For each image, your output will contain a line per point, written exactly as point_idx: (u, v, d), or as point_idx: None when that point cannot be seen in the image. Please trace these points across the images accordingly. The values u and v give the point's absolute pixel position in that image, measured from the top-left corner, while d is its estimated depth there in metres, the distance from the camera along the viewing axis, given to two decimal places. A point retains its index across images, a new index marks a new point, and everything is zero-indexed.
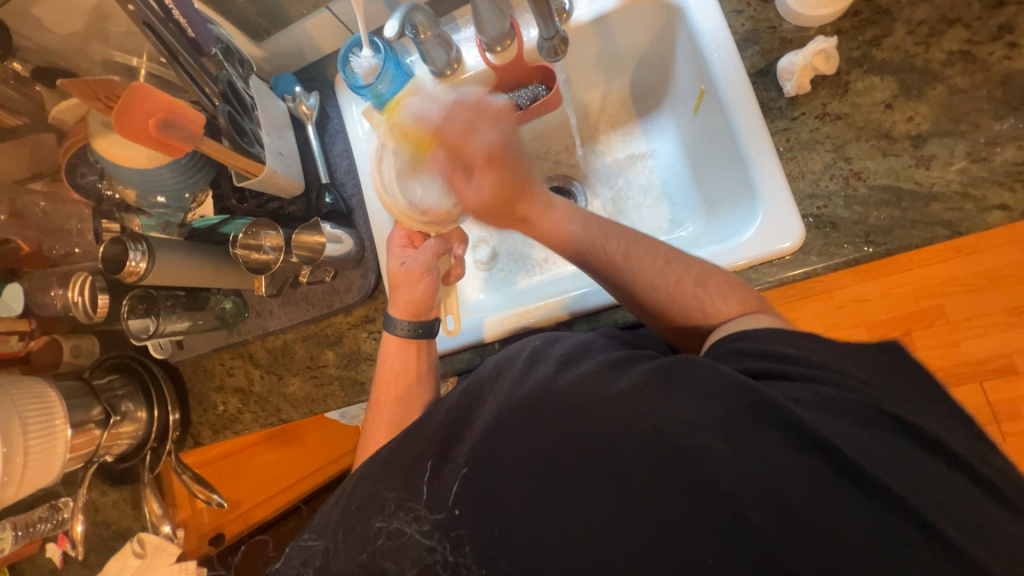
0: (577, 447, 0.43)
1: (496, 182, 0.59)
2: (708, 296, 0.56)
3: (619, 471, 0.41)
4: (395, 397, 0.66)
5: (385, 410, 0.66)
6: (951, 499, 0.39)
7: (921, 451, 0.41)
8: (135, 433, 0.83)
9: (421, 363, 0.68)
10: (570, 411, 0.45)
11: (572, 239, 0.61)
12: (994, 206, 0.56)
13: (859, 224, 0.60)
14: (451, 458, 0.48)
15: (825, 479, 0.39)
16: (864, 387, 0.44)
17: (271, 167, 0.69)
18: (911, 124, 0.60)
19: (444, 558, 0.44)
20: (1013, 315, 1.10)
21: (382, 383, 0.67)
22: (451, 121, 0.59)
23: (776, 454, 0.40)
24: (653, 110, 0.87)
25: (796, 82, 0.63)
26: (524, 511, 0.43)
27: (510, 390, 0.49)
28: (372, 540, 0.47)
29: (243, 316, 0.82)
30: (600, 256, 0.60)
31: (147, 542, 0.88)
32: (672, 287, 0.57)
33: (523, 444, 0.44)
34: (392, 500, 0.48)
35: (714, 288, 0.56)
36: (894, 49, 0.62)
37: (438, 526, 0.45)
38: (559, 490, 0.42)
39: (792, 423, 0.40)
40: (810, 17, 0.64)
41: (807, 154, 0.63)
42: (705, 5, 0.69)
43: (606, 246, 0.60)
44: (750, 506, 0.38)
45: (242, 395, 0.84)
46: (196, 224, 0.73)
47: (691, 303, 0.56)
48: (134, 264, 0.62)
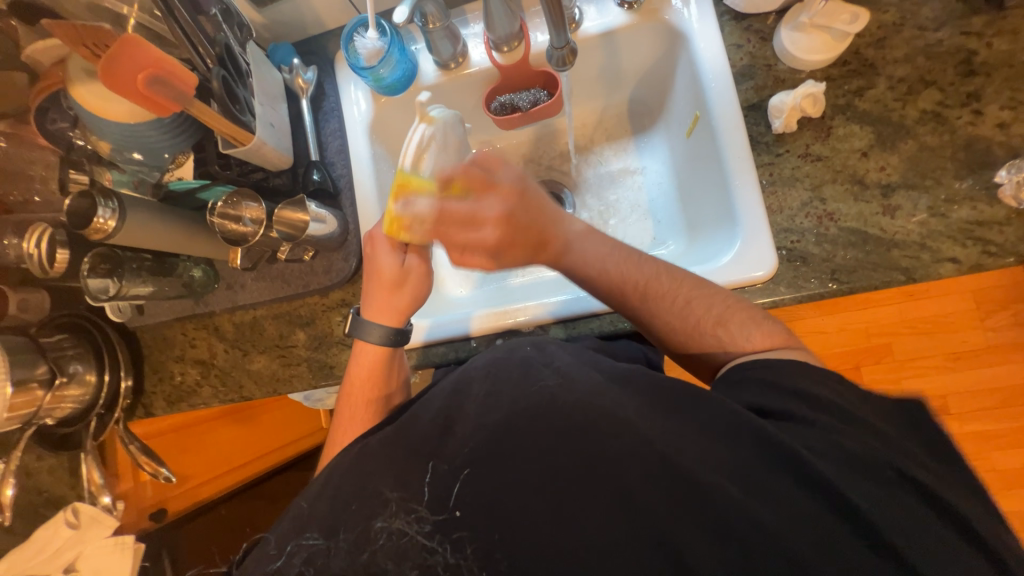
0: (583, 461, 0.43)
1: (511, 252, 0.62)
2: (728, 334, 0.57)
3: (618, 488, 0.42)
4: (365, 397, 0.65)
5: (351, 412, 0.65)
6: (926, 537, 0.40)
7: (895, 489, 0.42)
8: (82, 397, 0.78)
9: (395, 365, 0.67)
10: (579, 428, 0.44)
11: (591, 282, 0.62)
12: (947, 259, 0.61)
13: (827, 262, 0.64)
14: (445, 457, 0.46)
15: (815, 506, 0.41)
16: (836, 417, 0.47)
17: (261, 138, 0.67)
18: (882, 173, 0.65)
19: (444, 560, 0.43)
20: (953, 358, 1.20)
21: (350, 381, 0.67)
22: (445, 226, 0.62)
23: (771, 476, 0.42)
24: (647, 128, 0.89)
25: (785, 120, 0.66)
26: (525, 513, 0.43)
27: (511, 396, 0.47)
28: (372, 539, 0.45)
29: (212, 287, 0.80)
30: (615, 296, 0.61)
31: (82, 513, 0.82)
32: (691, 325, 0.58)
33: (522, 451, 0.44)
34: (392, 499, 0.46)
35: (735, 326, 0.57)
36: (874, 101, 0.66)
37: (438, 528, 0.44)
38: (558, 498, 0.42)
39: (782, 454, 0.42)
40: (803, 61, 0.67)
41: (787, 190, 0.67)
42: (707, 34, 0.71)
43: (626, 283, 0.60)
44: (768, 535, 0.39)
45: (203, 367, 0.81)
46: (173, 186, 0.71)
47: (708, 342, 0.57)
48: (101, 221, 0.59)
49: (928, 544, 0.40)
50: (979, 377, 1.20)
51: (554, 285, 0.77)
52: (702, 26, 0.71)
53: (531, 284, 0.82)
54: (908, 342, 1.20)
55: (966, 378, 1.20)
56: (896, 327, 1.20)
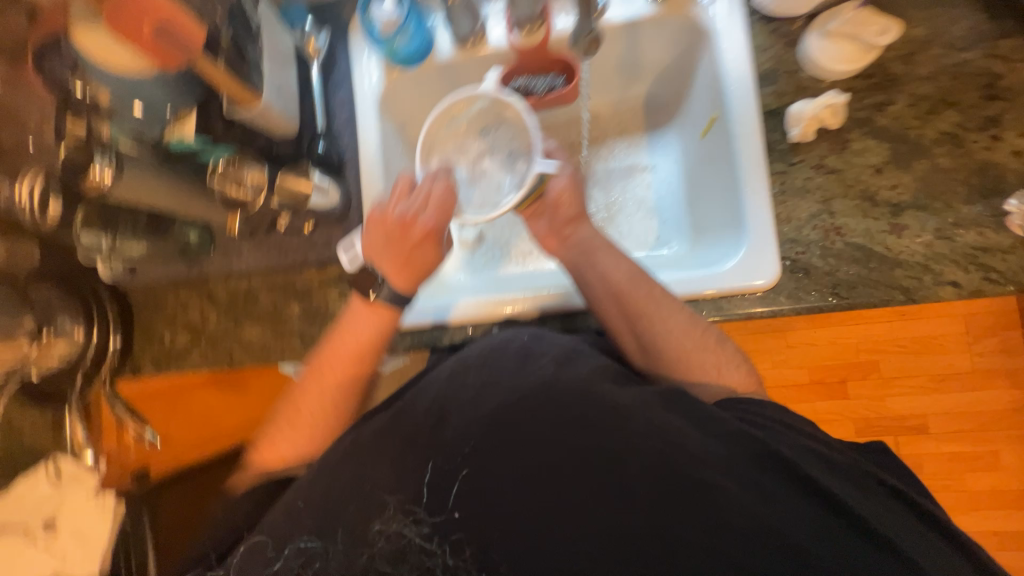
0: (577, 463, 0.43)
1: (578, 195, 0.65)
2: (724, 362, 0.58)
3: (613, 485, 0.42)
4: (352, 352, 0.64)
5: (336, 359, 0.64)
6: (920, 547, 0.41)
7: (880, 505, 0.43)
8: (67, 354, 0.79)
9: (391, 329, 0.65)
10: (580, 423, 0.44)
11: (614, 268, 0.62)
12: (948, 282, 0.61)
13: (830, 275, 0.64)
14: (442, 450, 0.45)
15: (816, 519, 0.40)
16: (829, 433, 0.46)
17: (267, 102, 0.67)
18: (894, 192, 0.64)
19: (443, 562, 0.43)
20: (937, 381, 1.23)
21: (343, 330, 0.66)
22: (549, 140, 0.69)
23: (768, 479, 0.41)
24: (661, 126, 0.88)
25: (802, 129, 0.66)
26: (518, 507, 0.42)
27: (509, 387, 0.46)
28: (371, 542, 0.44)
29: (208, 250, 0.79)
30: (629, 294, 0.60)
31: (64, 468, 0.85)
32: (691, 344, 0.58)
33: (517, 445, 0.44)
34: (390, 502, 0.45)
35: (726, 355, 0.58)
36: (894, 118, 0.66)
37: (437, 529, 0.44)
38: (557, 495, 0.42)
39: (773, 465, 0.42)
40: (827, 70, 0.66)
41: (797, 201, 0.66)
42: (733, 34, 0.70)
43: (637, 293, 0.60)
44: (768, 540, 0.38)
45: (192, 333, 0.80)
46: (173, 146, 0.66)
47: (700, 364, 0.57)
48: (99, 173, 0.59)
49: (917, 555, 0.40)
50: (961, 400, 1.23)
51: (555, 278, 0.75)
52: (728, 26, 0.70)
53: (530, 274, 0.80)
54: (892, 360, 1.24)
55: (946, 400, 1.23)
56: (883, 344, 1.24)
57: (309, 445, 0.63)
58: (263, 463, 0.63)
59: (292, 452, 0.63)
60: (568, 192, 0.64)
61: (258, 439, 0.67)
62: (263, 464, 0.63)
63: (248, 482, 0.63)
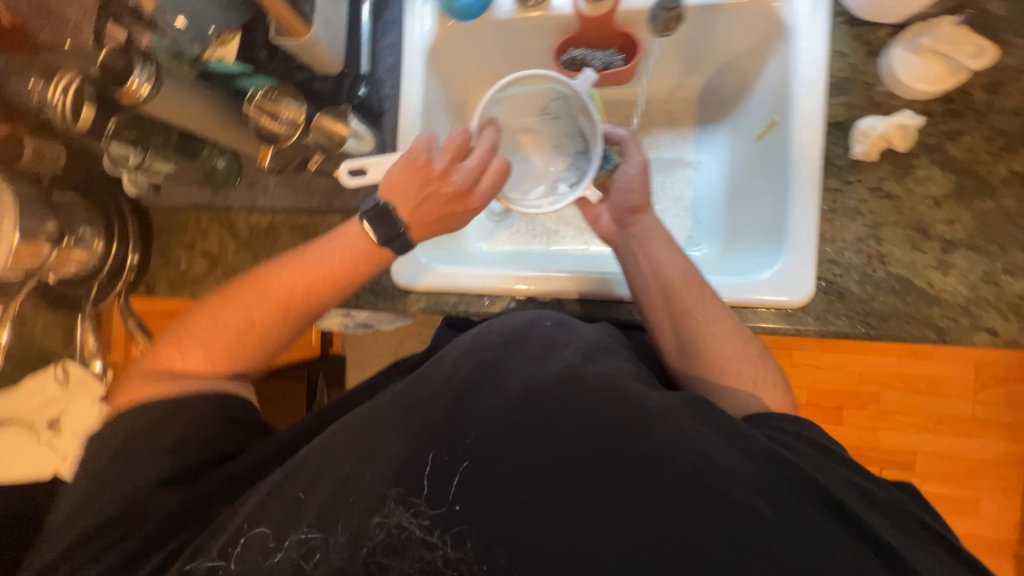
0: (584, 466, 0.42)
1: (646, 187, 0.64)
2: (756, 377, 0.56)
3: (630, 494, 0.41)
4: (329, 279, 0.61)
5: (307, 281, 0.60)
6: None
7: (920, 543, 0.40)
8: (86, 262, 0.77)
9: (379, 267, 0.62)
10: (603, 421, 0.43)
11: (670, 261, 0.61)
12: (984, 328, 0.59)
13: (863, 303, 0.62)
14: (454, 432, 0.45)
15: (851, 549, 0.38)
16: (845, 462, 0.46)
17: (316, 34, 0.63)
18: (949, 227, 0.61)
19: (444, 555, 0.42)
20: (934, 423, 1.23)
21: (323, 253, 0.61)
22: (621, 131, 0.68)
23: (797, 501, 0.40)
24: (713, 122, 0.84)
25: (867, 146, 0.63)
26: (528, 495, 0.42)
27: (532, 374, 0.47)
28: (370, 535, 0.43)
29: (234, 181, 0.79)
30: (678, 290, 0.59)
31: (71, 372, 0.85)
32: (730, 350, 0.57)
33: (535, 433, 0.43)
34: (389, 495, 0.44)
35: (757, 376, 0.56)
36: (966, 149, 0.62)
37: (438, 521, 0.43)
38: (574, 491, 0.41)
39: (801, 485, 0.40)
40: (907, 87, 0.62)
41: (844, 221, 0.64)
42: (814, 33, 0.65)
43: (687, 294, 0.59)
44: (785, 564, 0.38)
45: (209, 260, 0.80)
46: (213, 66, 0.65)
47: (718, 373, 0.57)
48: (136, 84, 0.56)
49: None
50: (955, 445, 1.22)
51: (577, 265, 0.76)
52: (810, 24, 0.66)
53: (551, 255, 0.81)
54: (895, 396, 1.23)
55: (939, 442, 1.23)
56: (889, 378, 1.23)
57: (251, 354, 0.60)
58: (192, 365, 0.58)
59: (227, 356, 0.59)
60: (637, 180, 0.63)
61: (179, 333, 0.59)
62: (190, 363, 0.58)
63: (167, 378, 0.57)
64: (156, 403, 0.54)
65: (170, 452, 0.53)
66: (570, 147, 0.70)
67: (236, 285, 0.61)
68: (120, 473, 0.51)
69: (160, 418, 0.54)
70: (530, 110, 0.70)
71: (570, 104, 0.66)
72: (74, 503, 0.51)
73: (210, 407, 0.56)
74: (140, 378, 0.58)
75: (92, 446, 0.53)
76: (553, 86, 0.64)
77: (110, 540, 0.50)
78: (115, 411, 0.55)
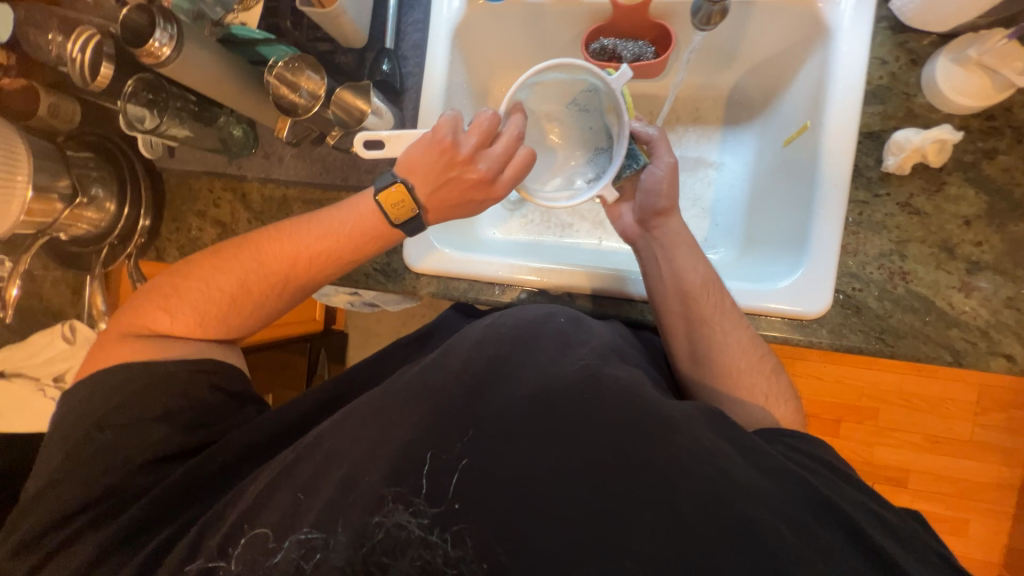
0: (592, 468, 0.41)
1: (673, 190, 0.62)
2: (764, 391, 0.55)
3: (643, 506, 0.40)
4: (331, 256, 0.61)
5: (309, 256, 0.60)
6: None
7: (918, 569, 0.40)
8: (97, 223, 0.76)
9: (383, 248, 0.62)
10: (617, 426, 0.43)
11: (691, 268, 0.60)
12: (1001, 354, 0.58)
13: (880, 319, 0.61)
14: (461, 424, 0.44)
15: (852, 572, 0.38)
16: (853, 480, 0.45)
17: (343, 5, 0.61)
18: (977, 249, 0.60)
19: (444, 553, 0.40)
20: (931, 442, 1.22)
21: (327, 228, 0.60)
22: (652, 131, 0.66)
23: (800, 513, 0.40)
24: (741, 123, 0.82)
25: (901, 159, 0.61)
26: (536, 496, 0.41)
27: (548, 372, 0.46)
28: (369, 534, 0.41)
29: (249, 151, 0.78)
30: (697, 298, 0.59)
31: (79, 331, 0.85)
32: (744, 362, 0.56)
33: (546, 435, 0.43)
34: (388, 495, 0.42)
35: (767, 390, 0.56)
36: (1003, 169, 0.60)
37: (437, 520, 0.41)
38: (585, 497, 0.40)
39: (801, 501, 0.40)
40: (948, 100, 0.60)
41: (869, 235, 0.62)
42: (856, 37, 0.63)
43: (707, 303, 0.58)
44: None
45: (220, 229, 0.79)
46: (235, 30, 0.66)
47: (727, 381, 0.56)
48: (157, 45, 0.54)
49: None
50: (950, 466, 1.22)
51: (587, 260, 0.76)
52: (853, 27, 0.63)
53: (563, 248, 0.80)
54: (895, 413, 1.23)
55: (934, 461, 1.22)
56: (891, 395, 1.22)
57: (245, 320, 0.60)
58: (183, 327, 0.58)
59: (219, 321, 0.59)
60: (665, 183, 0.61)
61: (170, 293, 0.58)
62: (180, 325, 0.58)
63: (157, 339, 0.57)
64: (145, 366, 0.54)
65: (158, 421, 0.52)
66: (596, 139, 0.69)
67: (233, 248, 0.60)
68: (103, 439, 0.50)
69: (149, 383, 0.53)
70: (557, 98, 0.67)
71: (600, 99, 0.64)
72: (55, 466, 0.50)
73: (200, 375, 0.56)
74: (126, 335, 0.57)
75: (79, 409, 0.52)
76: (587, 78, 0.61)
77: (91, 512, 0.48)
78: (102, 369, 0.55)
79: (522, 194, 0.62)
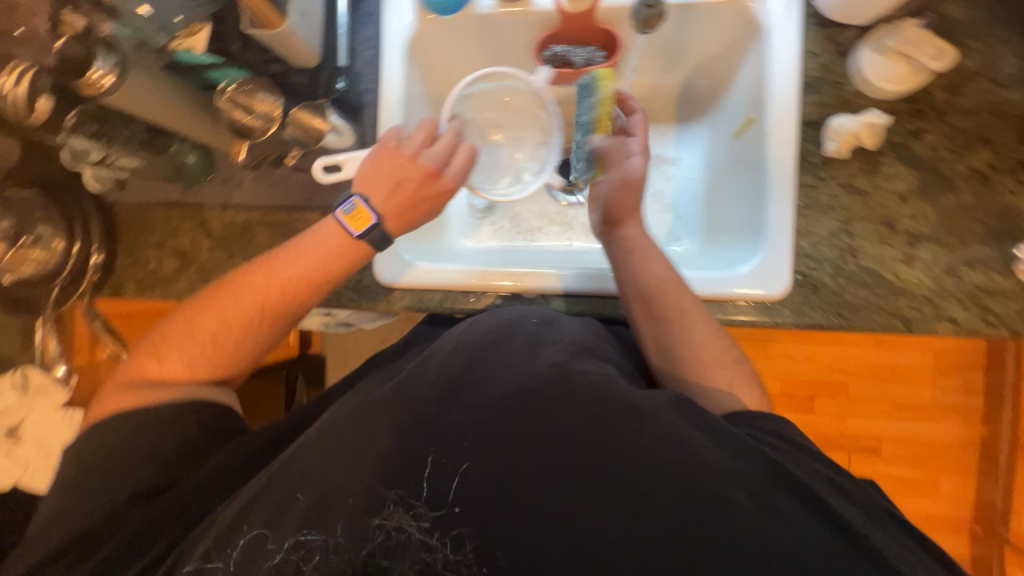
0: (585, 457, 0.42)
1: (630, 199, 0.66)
2: (736, 378, 0.57)
3: (632, 493, 0.40)
4: (306, 279, 0.58)
5: (283, 282, 0.58)
6: None
7: (887, 533, 0.42)
8: (45, 263, 0.72)
9: (359, 263, 0.61)
10: (599, 420, 0.43)
11: (657, 266, 0.62)
12: (946, 318, 0.62)
13: (836, 296, 0.64)
14: (445, 430, 0.44)
15: (826, 536, 0.40)
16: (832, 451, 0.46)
17: (291, 26, 0.61)
18: (914, 222, 0.64)
19: (443, 557, 0.40)
20: (899, 409, 1.29)
21: (300, 252, 0.59)
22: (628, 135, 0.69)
23: (773, 486, 0.41)
24: (692, 120, 0.86)
25: (839, 144, 0.65)
26: (525, 498, 0.41)
27: (526, 373, 0.47)
28: (369, 537, 0.41)
29: (207, 176, 0.75)
30: (666, 295, 0.60)
31: (31, 378, 0.81)
32: (710, 351, 0.58)
33: (536, 432, 0.43)
34: (389, 498, 0.42)
35: (740, 376, 0.58)
36: (929, 147, 0.65)
37: (437, 524, 0.41)
38: (572, 494, 0.41)
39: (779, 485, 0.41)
40: (874, 87, 0.65)
41: (818, 216, 0.66)
42: (787, 34, 0.67)
43: (677, 296, 0.60)
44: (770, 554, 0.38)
45: (181, 260, 0.76)
46: (180, 57, 0.61)
47: (707, 373, 0.58)
48: (96, 75, 0.53)
49: None
50: (918, 429, 1.28)
51: (559, 262, 0.78)
52: (784, 24, 0.67)
53: (534, 252, 0.82)
54: (862, 385, 1.29)
55: (904, 428, 1.29)
56: (858, 368, 1.28)
57: (233, 357, 0.58)
58: (169, 373, 0.55)
59: (205, 361, 0.56)
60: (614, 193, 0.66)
61: (155, 343, 0.57)
62: (169, 371, 0.56)
63: (144, 387, 0.55)
64: (135, 414, 0.53)
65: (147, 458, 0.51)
66: (529, 142, 0.76)
67: (214, 289, 0.58)
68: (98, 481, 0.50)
69: (141, 428, 0.52)
70: (493, 107, 0.75)
71: (529, 102, 0.73)
72: (54, 506, 0.50)
73: (190, 415, 0.54)
74: (119, 389, 0.56)
75: (75, 453, 0.52)
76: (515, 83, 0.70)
77: (82, 550, 0.47)
78: (97, 420, 0.54)
79: (470, 188, 0.66)
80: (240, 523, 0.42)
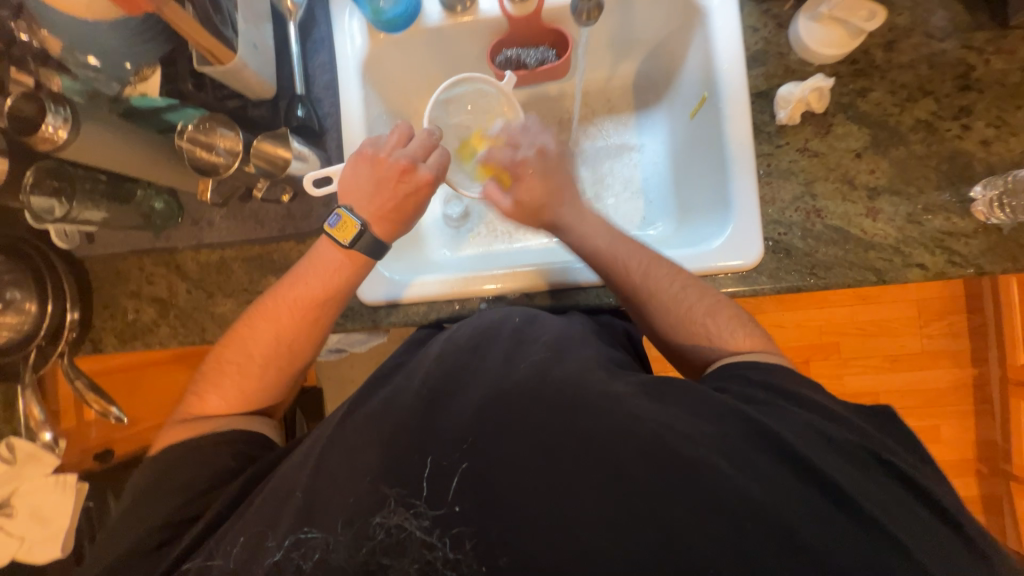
0: (581, 438, 0.42)
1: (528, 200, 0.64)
2: (715, 326, 0.57)
3: (622, 469, 0.41)
4: (318, 298, 0.59)
5: (291, 307, 0.59)
6: (910, 531, 0.40)
7: (882, 479, 0.43)
8: (19, 326, 0.71)
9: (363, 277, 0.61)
10: (591, 405, 0.43)
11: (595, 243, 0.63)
12: (915, 264, 0.64)
13: (809, 256, 0.66)
14: (436, 434, 0.44)
15: (824, 489, 0.40)
16: (823, 407, 0.47)
17: (243, 59, 0.62)
18: (871, 176, 0.67)
19: (443, 556, 0.40)
20: (892, 361, 1.32)
21: (305, 274, 0.60)
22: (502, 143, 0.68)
23: (769, 447, 0.42)
24: (650, 105, 0.88)
25: (790, 111, 0.67)
26: (515, 489, 0.41)
27: (515, 368, 0.47)
28: (370, 535, 0.41)
29: (175, 221, 0.75)
30: (618, 270, 0.61)
31: (18, 449, 0.78)
32: (683, 312, 0.58)
33: (529, 418, 0.43)
34: (391, 495, 0.42)
35: (723, 320, 0.57)
36: (875, 104, 0.68)
37: (438, 522, 0.41)
38: (566, 478, 0.41)
39: (777, 447, 0.42)
40: (815, 53, 0.67)
41: (781, 182, 0.68)
42: (726, 12, 0.70)
43: (628, 260, 0.61)
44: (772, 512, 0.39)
45: (160, 305, 0.76)
46: (135, 102, 0.63)
47: (697, 330, 0.57)
48: (51, 128, 0.52)
49: (913, 532, 0.40)
50: (912, 379, 1.31)
51: (539, 257, 0.77)
52: (722, 3, 0.70)
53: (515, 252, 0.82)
54: (852, 342, 1.32)
55: (898, 379, 1.32)
56: (846, 326, 1.31)
57: (265, 388, 0.59)
58: (211, 406, 0.57)
59: (243, 391, 0.58)
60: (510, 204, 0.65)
61: (200, 379, 0.59)
62: (212, 405, 0.58)
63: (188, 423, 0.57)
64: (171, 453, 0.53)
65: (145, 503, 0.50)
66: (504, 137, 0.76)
67: (242, 322, 0.60)
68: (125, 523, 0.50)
69: (178, 463, 0.52)
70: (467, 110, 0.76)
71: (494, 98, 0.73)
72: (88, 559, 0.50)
73: (226, 446, 0.54)
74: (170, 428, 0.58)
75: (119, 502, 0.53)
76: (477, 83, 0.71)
77: None
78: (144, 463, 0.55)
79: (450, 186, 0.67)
80: (248, 542, 0.44)
